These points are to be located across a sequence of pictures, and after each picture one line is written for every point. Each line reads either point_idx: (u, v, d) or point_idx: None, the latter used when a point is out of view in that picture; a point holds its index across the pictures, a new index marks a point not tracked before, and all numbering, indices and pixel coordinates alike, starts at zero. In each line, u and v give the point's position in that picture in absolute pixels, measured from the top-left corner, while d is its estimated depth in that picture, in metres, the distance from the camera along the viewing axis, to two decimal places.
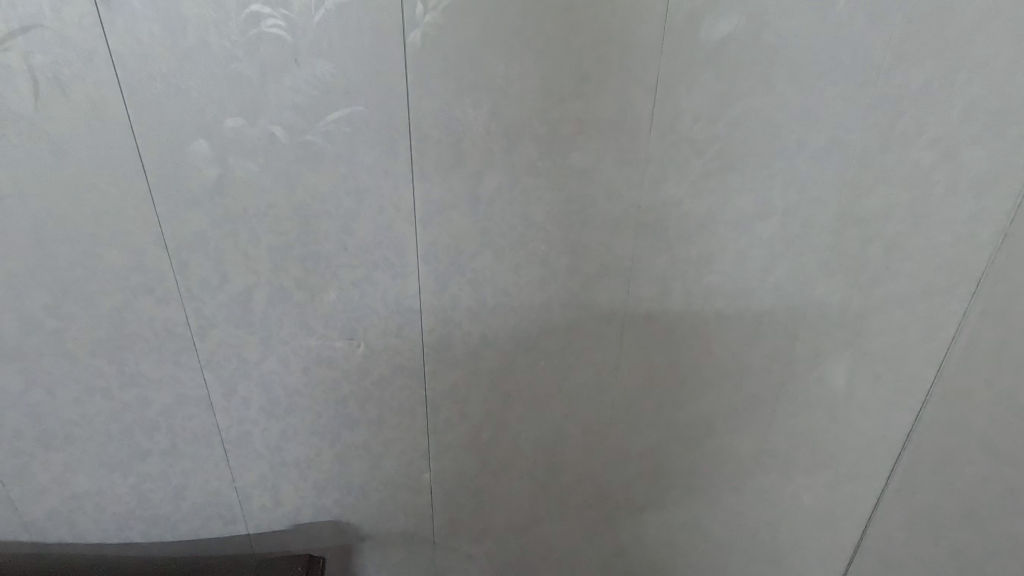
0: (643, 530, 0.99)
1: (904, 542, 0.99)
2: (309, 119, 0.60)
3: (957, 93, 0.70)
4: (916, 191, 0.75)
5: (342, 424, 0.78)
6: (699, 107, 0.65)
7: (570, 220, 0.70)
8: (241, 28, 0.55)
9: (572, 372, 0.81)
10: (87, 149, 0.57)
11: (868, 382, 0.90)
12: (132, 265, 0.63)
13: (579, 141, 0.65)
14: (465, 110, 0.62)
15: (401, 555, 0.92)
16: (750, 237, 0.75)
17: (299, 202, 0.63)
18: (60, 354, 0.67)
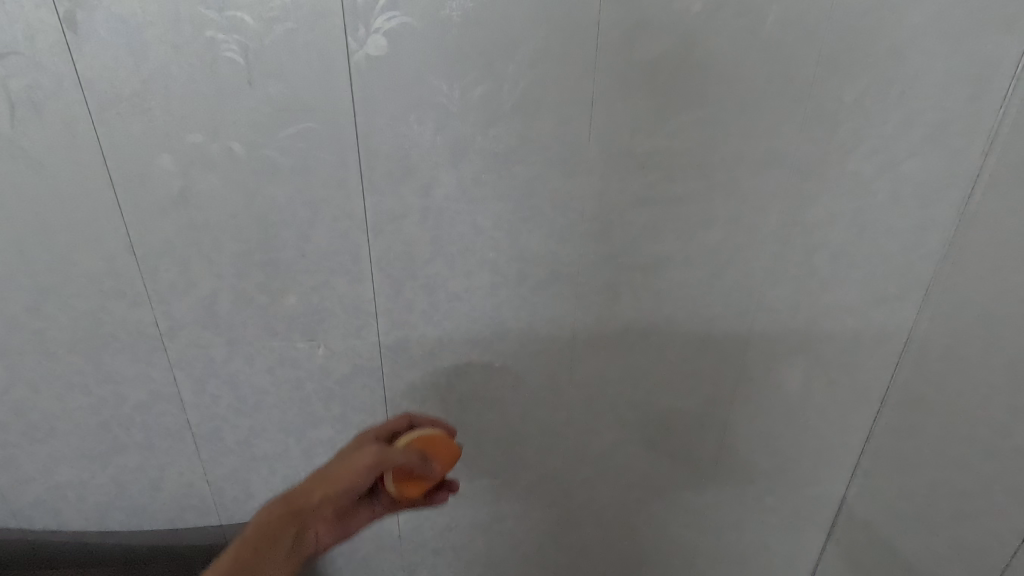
0: (606, 529, 1.02)
1: (866, 544, 1.01)
2: (264, 135, 0.64)
3: (892, 106, 0.72)
4: (858, 200, 0.78)
5: (307, 421, 0.82)
6: (637, 122, 0.69)
7: (517, 228, 0.73)
8: (198, 51, 0.59)
9: (527, 374, 0.84)
10: (61, 164, 0.62)
11: (823, 387, 0.92)
12: (105, 270, 0.68)
13: (522, 154, 0.69)
14: (411, 126, 0.66)
15: (369, 548, 0.96)
16: (695, 245, 0.78)
17: (257, 212, 0.68)
18: (40, 352, 0.72)
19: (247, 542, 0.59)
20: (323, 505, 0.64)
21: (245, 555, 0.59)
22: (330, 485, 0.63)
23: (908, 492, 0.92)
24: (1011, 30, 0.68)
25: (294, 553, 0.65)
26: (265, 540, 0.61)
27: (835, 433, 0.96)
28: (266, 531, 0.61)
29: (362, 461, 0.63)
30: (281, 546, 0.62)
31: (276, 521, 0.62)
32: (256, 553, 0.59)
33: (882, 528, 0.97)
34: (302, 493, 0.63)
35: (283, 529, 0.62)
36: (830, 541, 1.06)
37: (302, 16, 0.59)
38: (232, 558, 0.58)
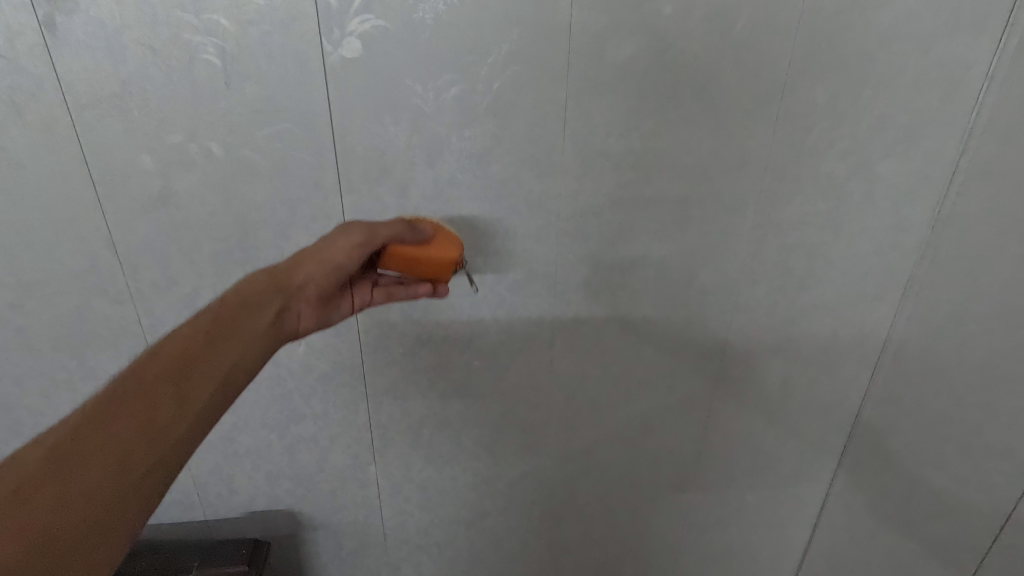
0: (590, 527, 1.02)
1: (847, 543, 1.01)
2: (242, 136, 0.65)
3: (864, 108, 0.73)
4: (833, 201, 0.78)
5: (289, 418, 0.84)
6: (611, 123, 0.70)
7: (494, 228, 0.74)
8: (175, 53, 0.60)
9: (507, 372, 0.85)
10: (43, 164, 0.64)
11: (803, 386, 0.93)
12: (88, 268, 0.70)
13: (498, 155, 0.70)
14: (387, 127, 0.67)
15: (353, 545, 0.97)
16: (671, 244, 0.79)
17: (237, 212, 0.69)
18: (25, 349, 0.73)
19: (225, 303, 0.51)
20: (313, 278, 0.56)
21: (225, 314, 0.50)
22: (317, 262, 0.57)
23: (887, 491, 0.93)
24: (980, 33, 0.69)
25: (273, 335, 0.53)
26: (246, 307, 0.52)
27: (816, 432, 0.97)
28: (247, 296, 0.53)
29: (345, 242, 0.58)
30: (263, 315, 0.52)
31: (257, 291, 0.54)
32: (236, 317, 0.51)
33: (863, 526, 0.98)
34: (290, 262, 0.56)
35: (268, 299, 0.53)
36: (814, 539, 1.07)
37: (277, 19, 0.60)
38: (209, 319, 0.49)
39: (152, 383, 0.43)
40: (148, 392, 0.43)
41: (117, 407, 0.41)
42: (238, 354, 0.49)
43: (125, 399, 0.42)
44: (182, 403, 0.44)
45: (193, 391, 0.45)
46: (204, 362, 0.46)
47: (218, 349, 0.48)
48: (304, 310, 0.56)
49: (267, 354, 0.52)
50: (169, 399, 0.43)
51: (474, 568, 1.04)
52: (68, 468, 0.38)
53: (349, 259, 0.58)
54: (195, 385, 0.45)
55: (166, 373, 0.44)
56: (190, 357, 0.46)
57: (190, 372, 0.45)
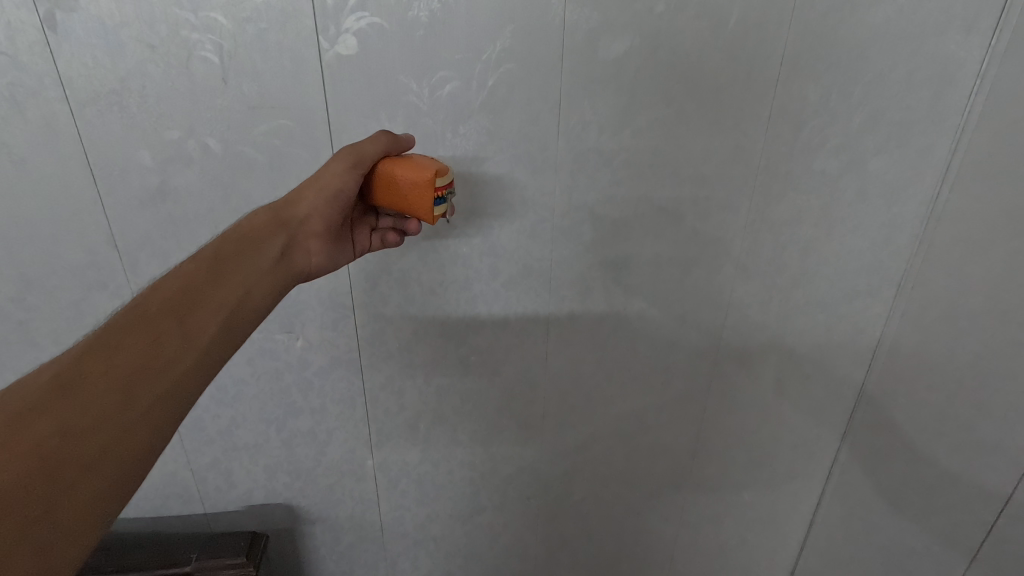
0: (585, 522, 1.03)
1: (842, 540, 1.01)
2: (239, 132, 0.66)
3: (856, 105, 0.73)
4: (826, 198, 0.79)
5: (287, 412, 0.85)
6: (604, 120, 0.70)
7: (489, 223, 0.75)
8: (174, 51, 0.61)
9: (503, 368, 0.86)
10: (43, 159, 0.65)
11: (797, 382, 0.93)
12: (88, 262, 0.71)
13: (492, 151, 0.71)
14: (382, 124, 0.67)
15: (351, 539, 0.98)
16: (665, 241, 0.79)
17: (234, 207, 0.70)
18: (26, 343, 0.74)
19: (227, 240, 0.54)
20: (315, 208, 0.59)
21: (226, 250, 0.53)
22: (313, 193, 0.59)
23: (881, 487, 0.93)
24: (970, 31, 0.70)
25: (279, 269, 0.56)
26: (249, 244, 0.55)
27: (810, 428, 0.97)
28: (249, 232, 0.56)
29: (335, 167, 0.58)
30: (266, 249, 0.55)
31: (258, 227, 0.56)
32: (238, 252, 0.54)
33: (857, 522, 0.98)
34: (287, 200, 0.59)
35: (269, 235, 0.56)
36: (810, 536, 1.07)
37: (273, 17, 0.61)
38: (211, 254, 0.52)
39: (159, 313, 0.46)
40: (156, 318, 0.46)
41: (127, 333, 0.44)
42: (241, 287, 0.52)
43: (136, 326, 0.45)
44: (190, 329, 0.47)
45: (200, 318, 0.48)
46: (209, 292, 0.50)
47: (223, 281, 0.51)
48: (310, 246, 0.59)
49: (274, 286, 0.55)
50: (176, 327, 0.46)
51: (471, 563, 1.04)
52: (84, 385, 0.41)
53: (345, 184, 0.59)
54: (202, 313, 0.48)
55: (171, 303, 0.47)
56: (194, 289, 0.49)
57: (195, 303, 0.48)
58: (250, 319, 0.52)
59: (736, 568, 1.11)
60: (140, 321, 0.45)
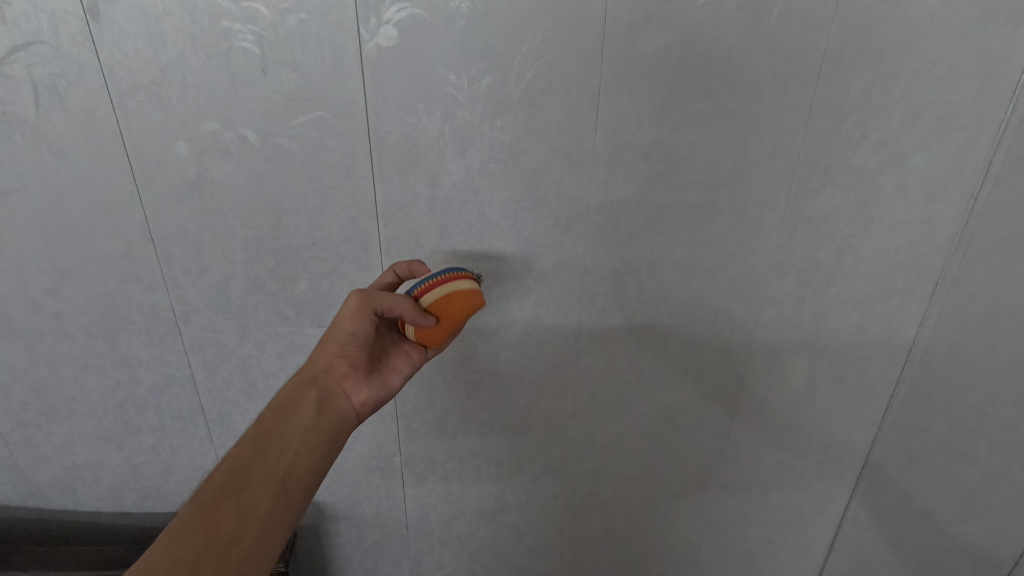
0: (611, 523, 1.02)
1: (873, 544, 1.00)
2: (277, 124, 0.66)
3: (897, 99, 0.72)
4: (863, 194, 0.78)
5: None
6: (642, 113, 0.69)
7: (523, 217, 0.74)
8: (214, 41, 0.61)
9: (533, 365, 0.85)
10: (82, 150, 0.65)
11: (830, 382, 0.92)
12: (122, 254, 0.71)
13: (528, 144, 0.70)
14: (420, 116, 0.67)
15: (375, 536, 0.97)
16: (700, 237, 0.78)
17: (270, 199, 0.70)
18: (59, 334, 0.74)
19: (268, 410, 0.60)
20: (336, 355, 0.64)
21: (269, 420, 0.59)
22: (334, 342, 0.64)
23: (915, 490, 0.92)
24: (1018, 23, 0.68)
25: (320, 422, 0.60)
26: (286, 408, 0.60)
27: (842, 429, 0.96)
28: (287, 394, 0.61)
29: (346, 313, 0.63)
30: (303, 406, 0.60)
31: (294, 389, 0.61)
32: (280, 418, 0.59)
33: (889, 526, 0.97)
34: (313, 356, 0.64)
35: (302, 394, 0.61)
36: (837, 540, 1.06)
37: (314, 8, 0.61)
38: (257, 428, 0.58)
39: (211, 502, 0.52)
40: (213, 508, 0.52)
41: (190, 529, 0.50)
42: (285, 452, 0.57)
43: (195, 517, 0.51)
44: (243, 507, 0.53)
45: (251, 494, 0.53)
46: (256, 466, 0.55)
47: (268, 452, 0.57)
48: (342, 389, 0.63)
49: (318, 440, 0.59)
50: (230, 510, 0.52)
51: (495, 562, 1.04)
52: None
53: (356, 328, 0.63)
54: (252, 491, 0.54)
55: (225, 487, 0.53)
56: (243, 468, 0.55)
57: (244, 481, 0.54)
58: (300, 478, 0.56)
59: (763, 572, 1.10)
60: (200, 513, 0.51)
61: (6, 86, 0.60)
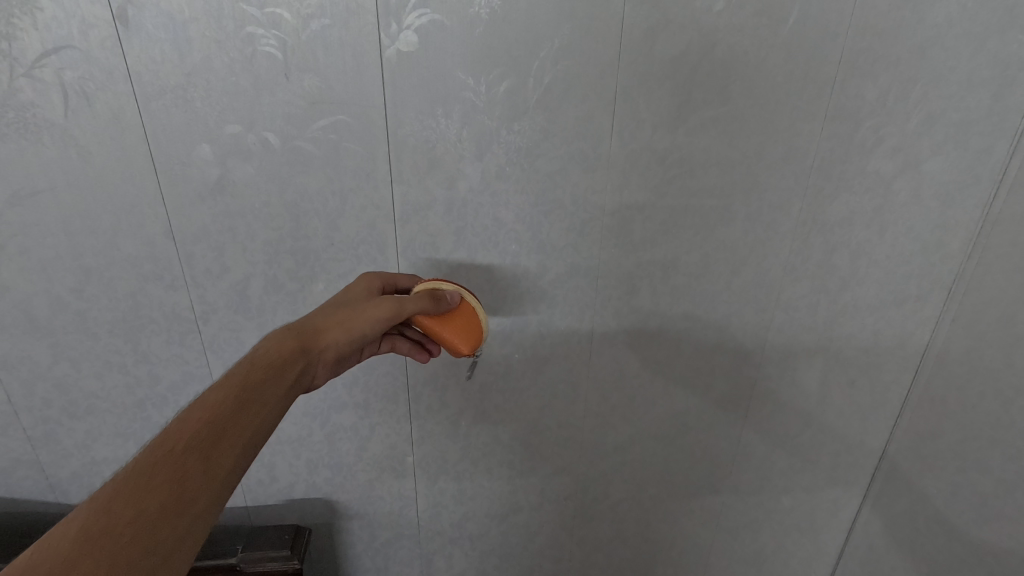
0: (622, 525, 1.02)
1: (885, 549, 1.00)
2: (298, 127, 0.67)
3: (914, 105, 0.73)
4: (878, 199, 0.78)
5: (331, 407, 0.85)
6: (658, 117, 0.70)
7: (539, 220, 0.75)
8: (238, 46, 0.62)
9: (546, 367, 0.85)
10: (108, 151, 0.66)
11: (843, 386, 0.92)
12: (145, 254, 0.72)
13: (545, 148, 0.71)
14: (438, 120, 0.68)
15: (388, 536, 0.98)
16: (715, 240, 0.79)
17: (290, 201, 0.71)
18: (83, 332, 0.76)
19: (253, 364, 0.52)
20: (337, 342, 0.59)
21: (253, 376, 0.51)
22: (343, 329, 0.60)
23: (929, 496, 0.92)
24: None
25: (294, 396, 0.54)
26: (272, 369, 0.53)
27: (855, 434, 0.96)
28: (272, 356, 0.54)
29: (374, 314, 0.61)
30: (287, 375, 0.54)
31: (283, 352, 0.55)
32: (264, 379, 0.52)
33: (902, 532, 0.96)
34: (316, 325, 0.59)
35: (289, 360, 0.55)
36: (849, 544, 1.06)
37: (336, 13, 0.62)
38: (240, 379, 0.51)
39: (182, 452, 0.44)
40: (181, 459, 0.43)
41: (148, 479, 0.41)
42: (262, 415, 0.50)
43: (161, 464, 0.42)
44: (210, 468, 0.44)
45: (221, 454, 0.45)
46: (230, 424, 0.47)
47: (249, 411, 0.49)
48: (321, 371, 0.58)
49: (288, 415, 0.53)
50: (197, 468, 0.43)
51: (506, 563, 1.04)
52: (99, 551, 0.37)
53: (373, 329, 0.61)
54: (221, 454, 0.45)
55: (197, 437, 0.45)
56: (218, 422, 0.47)
57: (216, 440, 0.46)
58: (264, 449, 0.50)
59: None
60: (163, 463, 0.42)
61: (35, 89, 0.62)
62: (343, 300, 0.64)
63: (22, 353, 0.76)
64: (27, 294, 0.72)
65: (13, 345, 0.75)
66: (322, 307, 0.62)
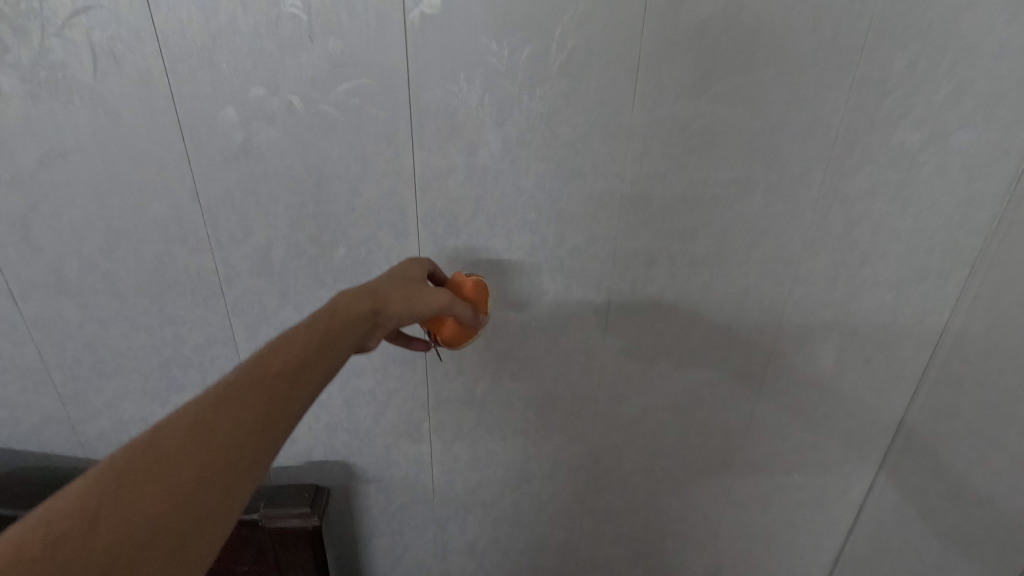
0: (633, 496, 1.04)
1: (896, 525, 1.00)
2: (321, 91, 0.67)
3: (943, 75, 0.71)
4: (903, 172, 0.77)
5: (349, 371, 0.86)
6: (681, 85, 0.70)
7: (559, 189, 0.75)
8: (264, 8, 0.62)
9: (562, 336, 0.86)
10: (136, 113, 0.67)
11: (859, 362, 0.91)
12: (171, 216, 0.73)
13: (566, 116, 0.71)
14: (460, 85, 0.68)
15: (403, 500, 1.00)
16: (734, 212, 0.78)
17: (312, 165, 0.71)
18: (111, 292, 0.78)
19: (332, 313, 0.53)
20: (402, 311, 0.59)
21: (331, 322, 0.52)
22: (409, 301, 0.60)
23: (942, 474, 0.92)
24: None
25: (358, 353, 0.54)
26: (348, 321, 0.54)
27: (869, 411, 0.96)
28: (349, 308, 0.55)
29: (435, 299, 0.62)
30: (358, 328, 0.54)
31: (360, 312, 0.55)
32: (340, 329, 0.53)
33: (913, 509, 0.97)
34: (388, 292, 0.59)
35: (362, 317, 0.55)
36: (858, 522, 1.07)
37: None
38: (321, 323, 0.52)
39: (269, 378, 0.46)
40: (267, 383, 0.45)
41: (245, 394, 0.44)
42: (335, 360, 0.51)
43: (252, 384, 0.45)
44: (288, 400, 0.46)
45: (299, 389, 0.47)
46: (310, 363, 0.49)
47: (325, 355, 0.50)
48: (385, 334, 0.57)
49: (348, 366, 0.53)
50: (280, 396, 0.45)
51: (518, 530, 1.07)
52: (195, 452, 0.40)
53: (431, 308, 0.61)
54: (298, 389, 0.47)
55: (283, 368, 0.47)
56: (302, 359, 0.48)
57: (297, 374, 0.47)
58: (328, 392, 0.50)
59: (782, 551, 1.11)
60: (255, 385, 0.45)
61: (66, 49, 0.63)
62: (402, 276, 0.64)
63: (53, 312, 0.78)
64: (58, 255, 0.74)
65: (44, 304, 0.77)
66: (386, 277, 0.62)
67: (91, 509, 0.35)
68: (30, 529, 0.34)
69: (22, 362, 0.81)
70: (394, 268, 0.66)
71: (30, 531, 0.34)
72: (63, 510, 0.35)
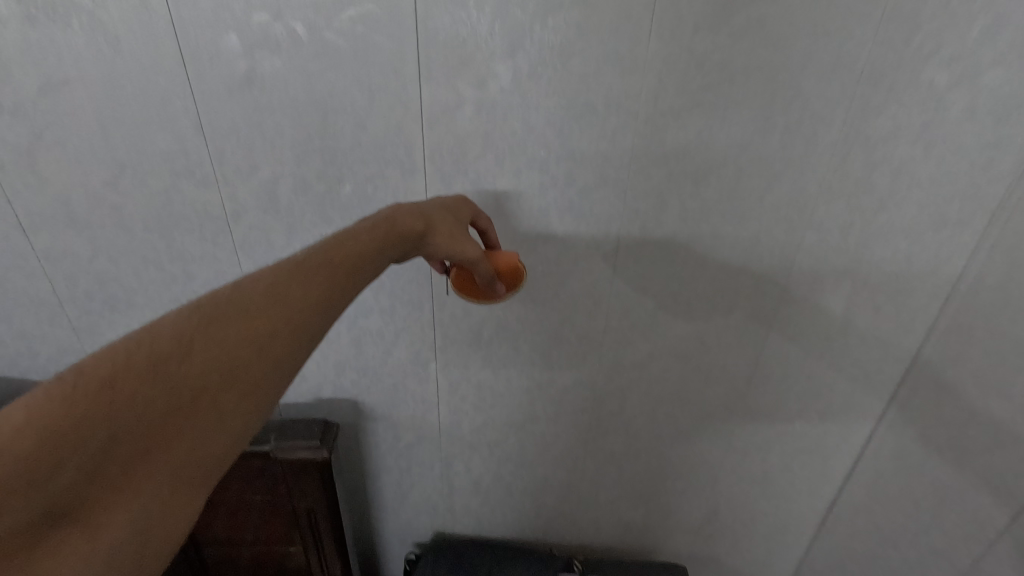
0: (635, 439, 1.06)
1: (892, 473, 1.02)
2: (325, 17, 0.65)
3: (981, 7, 0.67)
4: (928, 113, 0.74)
5: (357, 310, 0.87)
6: (701, 16, 0.66)
7: (569, 127, 0.73)
8: None
9: (569, 279, 0.86)
10: (137, 39, 0.65)
11: (868, 311, 0.91)
12: (176, 149, 0.72)
13: (579, 47, 0.68)
14: (469, 12, 0.65)
15: (410, 437, 1.03)
16: (749, 153, 0.76)
17: (318, 97, 0.70)
18: (119, 226, 0.78)
19: (392, 220, 0.57)
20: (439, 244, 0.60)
21: (388, 229, 0.56)
22: (449, 236, 0.61)
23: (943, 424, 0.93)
24: None
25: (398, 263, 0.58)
26: (399, 235, 0.57)
27: (874, 360, 0.96)
28: (404, 220, 0.58)
29: (469, 252, 0.61)
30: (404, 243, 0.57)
31: (409, 234, 0.58)
32: (393, 237, 0.56)
33: (911, 457, 0.98)
34: (437, 221, 0.61)
35: (412, 232, 0.58)
36: (856, 469, 1.08)
37: None
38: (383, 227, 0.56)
39: (334, 267, 0.51)
40: (331, 269, 0.50)
41: (310, 273, 0.49)
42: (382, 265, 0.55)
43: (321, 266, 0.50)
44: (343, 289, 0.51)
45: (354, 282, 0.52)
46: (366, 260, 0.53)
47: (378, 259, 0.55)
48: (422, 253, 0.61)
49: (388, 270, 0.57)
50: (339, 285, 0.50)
51: (521, 469, 1.09)
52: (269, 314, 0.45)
53: (461, 256, 0.61)
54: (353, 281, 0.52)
55: (346, 260, 0.51)
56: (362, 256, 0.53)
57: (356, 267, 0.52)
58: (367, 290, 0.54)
59: (779, 496, 1.14)
60: (323, 269, 0.50)
61: None
62: (451, 211, 0.65)
63: (64, 245, 0.79)
64: (65, 186, 0.74)
65: (55, 238, 0.78)
66: (438, 206, 0.64)
67: (186, 339, 0.41)
68: (142, 340, 0.40)
69: (37, 295, 0.83)
70: (446, 199, 0.67)
71: (139, 343, 0.40)
72: (165, 334, 0.41)
